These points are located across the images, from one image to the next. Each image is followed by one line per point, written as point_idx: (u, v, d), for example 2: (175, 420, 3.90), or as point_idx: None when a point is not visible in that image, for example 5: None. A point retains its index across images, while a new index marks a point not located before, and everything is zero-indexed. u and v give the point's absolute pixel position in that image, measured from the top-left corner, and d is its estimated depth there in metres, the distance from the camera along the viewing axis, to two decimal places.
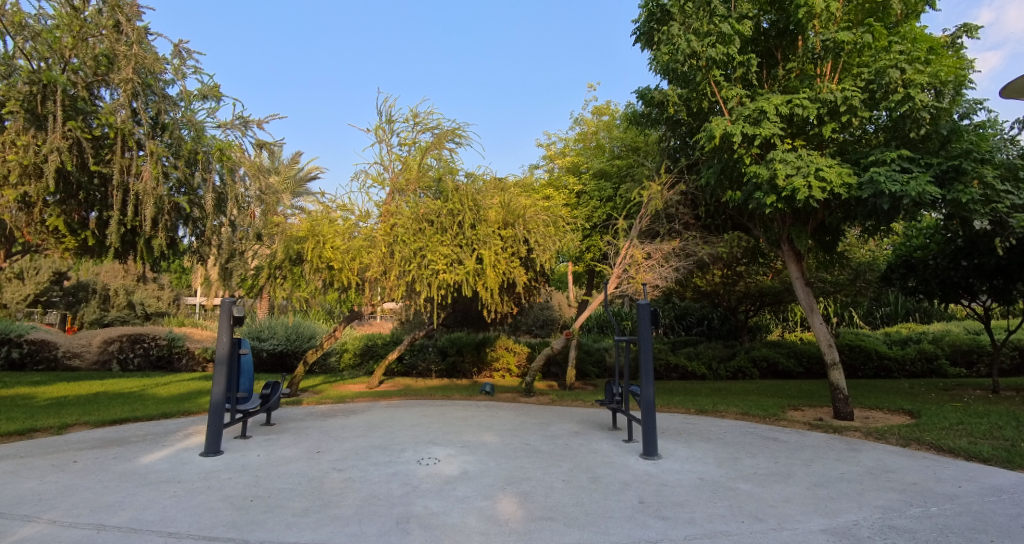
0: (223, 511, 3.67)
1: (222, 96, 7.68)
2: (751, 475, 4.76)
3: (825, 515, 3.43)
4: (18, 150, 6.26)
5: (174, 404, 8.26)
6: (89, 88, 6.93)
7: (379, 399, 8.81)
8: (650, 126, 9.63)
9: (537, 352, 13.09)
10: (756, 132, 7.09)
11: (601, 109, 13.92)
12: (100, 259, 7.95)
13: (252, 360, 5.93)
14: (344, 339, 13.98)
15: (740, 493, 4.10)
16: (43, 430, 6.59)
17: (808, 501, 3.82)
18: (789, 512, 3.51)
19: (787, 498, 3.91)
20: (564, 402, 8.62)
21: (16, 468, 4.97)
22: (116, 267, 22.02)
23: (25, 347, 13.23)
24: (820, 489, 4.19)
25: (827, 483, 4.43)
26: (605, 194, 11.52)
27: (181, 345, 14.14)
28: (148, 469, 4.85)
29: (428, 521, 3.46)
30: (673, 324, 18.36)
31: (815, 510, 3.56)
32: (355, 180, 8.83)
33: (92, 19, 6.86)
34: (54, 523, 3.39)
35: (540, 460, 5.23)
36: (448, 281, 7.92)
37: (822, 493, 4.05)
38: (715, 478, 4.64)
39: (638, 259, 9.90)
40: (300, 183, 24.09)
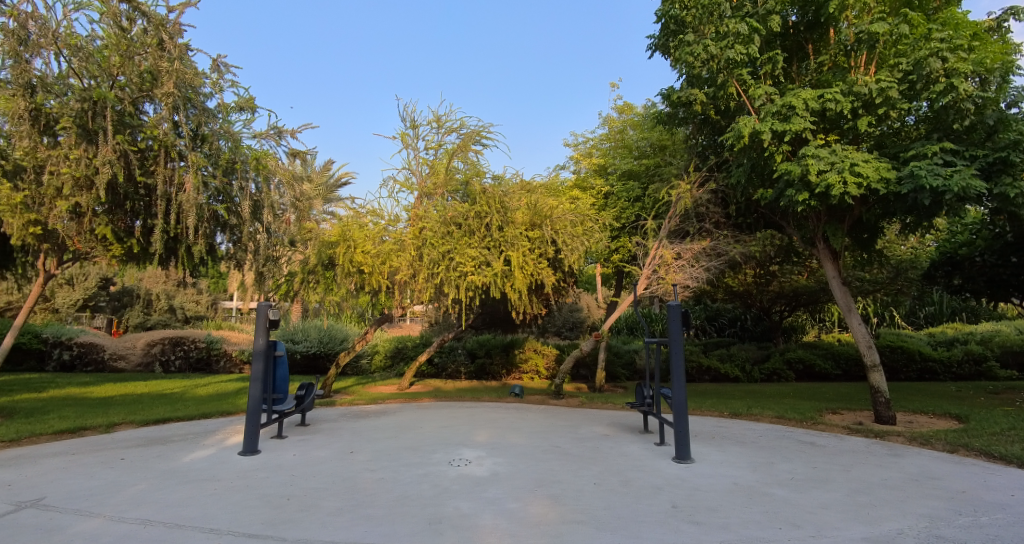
0: (260, 509, 3.77)
1: (257, 107, 7.87)
2: (788, 480, 4.61)
3: (866, 523, 3.29)
4: (72, 163, 6.54)
5: (213, 405, 8.52)
6: (135, 104, 7.11)
7: (410, 400, 8.93)
8: (677, 125, 9.42)
9: (566, 353, 13.00)
10: (786, 128, 6.87)
11: (625, 108, 13.78)
12: (144, 266, 8.23)
13: (288, 363, 6.02)
14: (375, 342, 14.21)
15: (775, 498, 3.98)
16: (92, 429, 6.92)
17: (848, 508, 3.67)
18: (828, 519, 3.38)
19: (825, 504, 3.77)
20: (593, 405, 8.52)
21: (68, 465, 5.23)
22: (159, 273, 23.03)
23: (75, 350, 13.84)
24: (860, 496, 4.02)
25: (868, 489, 4.26)
26: (634, 194, 11.42)
27: (219, 347, 14.60)
28: (188, 467, 5.03)
29: (460, 522, 3.47)
30: (704, 326, 18.04)
31: (855, 518, 3.41)
32: (383, 186, 8.93)
33: (138, 38, 7.01)
34: (104, 517, 3.56)
35: (570, 463, 5.19)
36: (476, 283, 7.94)
37: (862, 500, 3.90)
38: (750, 483, 4.50)
39: (668, 259, 9.73)
40: (331, 189, 24.73)
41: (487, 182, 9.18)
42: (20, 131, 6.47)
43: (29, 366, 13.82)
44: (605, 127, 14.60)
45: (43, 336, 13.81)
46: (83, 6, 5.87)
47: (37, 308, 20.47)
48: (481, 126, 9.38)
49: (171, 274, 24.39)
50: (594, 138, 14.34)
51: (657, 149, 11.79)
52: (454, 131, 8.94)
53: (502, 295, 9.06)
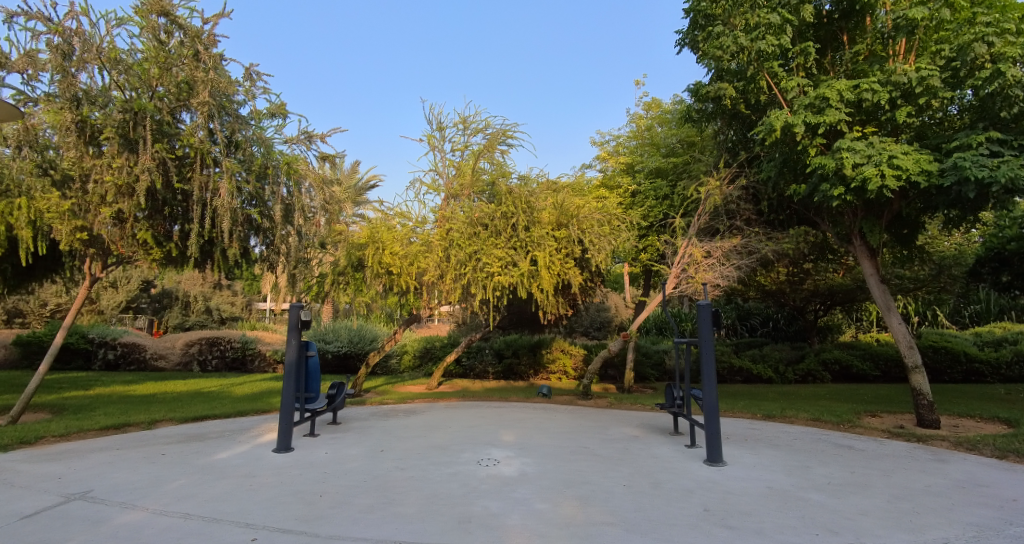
0: (294, 505, 3.85)
1: (288, 113, 8.06)
2: (825, 485, 4.45)
3: (910, 531, 3.14)
4: (115, 172, 6.83)
5: (248, 403, 8.77)
6: (173, 114, 7.36)
7: (438, 400, 9.00)
8: (706, 121, 9.23)
9: (594, 353, 12.91)
10: (819, 121, 6.64)
11: (652, 105, 13.59)
12: (183, 270, 8.53)
13: (320, 362, 6.14)
14: (403, 342, 14.40)
15: (812, 503, 3.85)
16: (135, 425, 7.22)
17: (889, 515, 3.51)
18: (869, 526, 3.24)
19: (865, 511, 3.62)
20: (622, 406, 8.42)
21: (113, 460, 5.46)
22: (196, 276, 23.88)
23: (118, 350, 14.44)
24: (902, 503, 3.85)
25: (911, 496, 4.07)
26: (661, 192, 11.25)
27: (253, 347, 15.05)
28: (226, 463, 5.18)
29: (488, 522, 3.46)
30: (735, 326, 17.64)
31: (897, 526, 3.26)
32: (410, 188, 8.98)
33: (175, 50, 7.20)
34: (147, 510, 3.70)
35: (599, 464, 5.14)
36: (502, 284, 7.95)
37: (905, 507, 3.73)
38: (785, 487, 4.36)
39: (698, 258, 9.52)
40: (360, 191, 25.17)
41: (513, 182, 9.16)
42: (67, 142, 6.73)
43: (77, 365, 14.50)
44: (632, 125, 14.44)
45: (90, 337, 14.47)
46: (124, 20, 6.07)
47: (84, 310, 21.44)
48: (507, 126, 9.36)
49: (207, 277, 25.27)
50: (620, 136, 14.18)
51: (686, 145, 11.59)
52: (480, 132, 8.97)
53: (529, 295, 9.04)
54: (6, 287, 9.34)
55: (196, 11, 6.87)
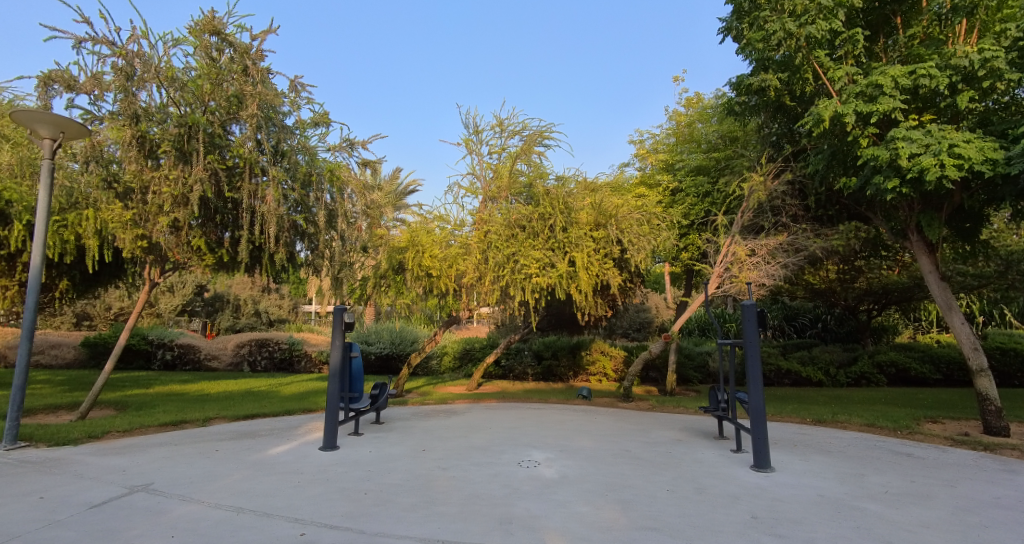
0: (340, 502, 3.96)
1: (331, 122, 8.30)
2: (882, 494, 4.22)
3: None
4: (171, 183, 7.21)
5: (295, 402, 9.10)
6: (224, 126, 7.64)
7: (478, 401, 9.07)
8: (750, 114, 8.90)
9: (634, 355, 12.74)
10: (872, 110, 6.30)
11: (692, 101, 13.29)
12: (234, 274, 8.94)
13: (363, 363, 6.30)
14: (444, 343, 14.61)
15: (868, 513, 3.65)
16: (191, 422, 7.61)
17: (955, 528, 3.29)
18: (933, 540, 3.04)
19: (927, 523, 3.41)
20: (664, 409, 8.25)
21: (172, 454, 5.78)
22: (245, 280, 25.00)
23: (175, 350, 15.29)
24: (969, 515, 3.60)
25: (978, 508, 3.80)
26: (702, 189, 10.97)
27: (300, 348, 15.62)
28: (275, 460, 5.39)
29: (529, 523, 3.46)
30: (782, 326, 16.96)
31: (965, 540, 3.05)
32: (449, 192, 9.13)
33: (226, 66, 7.49)
34: (204, 503, 3.90)
35: (641, 468, 5.05)
36: (541, 285, 7.95)
37: (972, 520, 3.49)
38: (839, 495, 4.16)
39: (741, 256, 9.25)
40: (400, 196, 25.69)
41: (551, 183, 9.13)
42: (129, 156, 7.14)
43: (138, 364, 15.40)
44: (672, 122, 14.14)
45: (149, 337, 15.35)
46: (179, 40, 6.38)
47: (145, 312, 22.79)
48: (543, 127, 9.36)
49: (255, 281, 26.39)
50: (659, 134, 13.91)
51: (728, 140, 11.28)
52: (517, 134, 9.00)
53: (567, 296, 9.00)
54: (76, 292, 10.04)
55: (246, 28, 7.16)
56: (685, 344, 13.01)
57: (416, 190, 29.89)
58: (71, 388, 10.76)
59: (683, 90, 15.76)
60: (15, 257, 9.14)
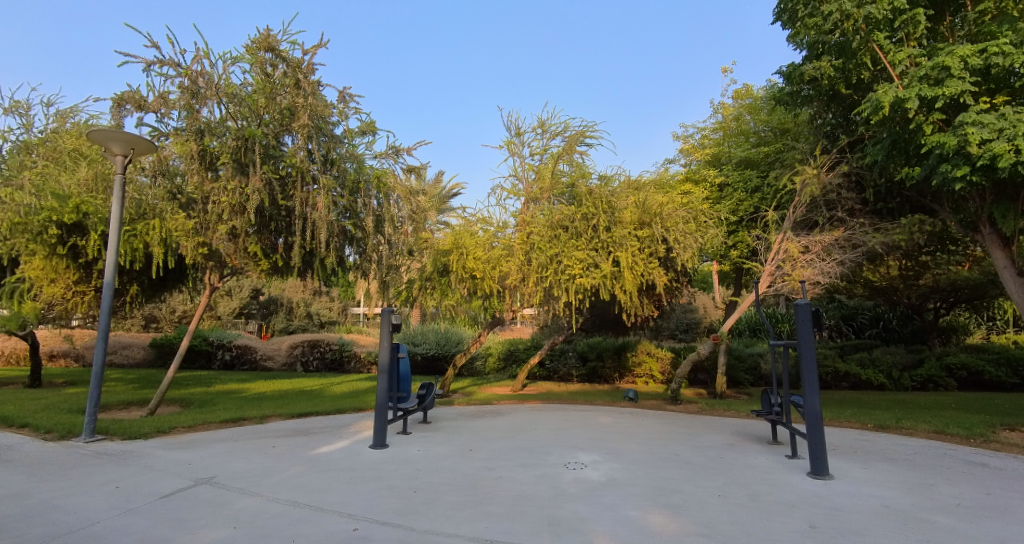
0: (390, 499, 4.08)
1: (377, 130, 8.55)
2: (954, 506, 3.94)
3: None
4: (230, 193, 7.62)
5: (345, 402, 9.43)
6: (277, 137, 8.01)
7: (522, 402, 9.12)
8: (800, 105, 8.79)
9: (683, 357, 12.46)
10: (937, 94, 5.90)
11: (741, 93, 12.88)
12: (288, 279, 9.36)
13: (409, 364, 6.46)
14: (488, 344, 14.76)
15: (940, 526, 3.42)
16: (250, 419, 8.02)
17: None
18: None
19: (1008, 539, 3.16)
20: (713, 412, 8.02)
21: (233, 450, 6.11)
22: (297, 284, 26.16)
23: (233, 351, 16.18)
24: None
25: None
26: (751, 184, 10.60)
27: (349, 349, 16.16)
28: (328, 457, 5.61)
29: (577, 525, 3.44)
30: (839, 326, 16.10)
31: None
32: (492, 195, 9.26)
33: (279, 80, 7.86)
34: (263, 497, 4.10)
35: (691, 472, 4.93)
36: (585, 286, 7.92)
37: None
38: (905, 506, 3.92)
39: (794, 254, 8.84)
40: (444, 199, 26.13)
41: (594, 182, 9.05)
42: (191, 168, 7.59)
43: (200, 364, 16.37)
44: (718, 115, 13.73)
45: (210, 339, 16.31)
46: (237, 58, 6.74)
47: (206, 314, 24.22)
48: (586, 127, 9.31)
49: (306, 285, 27.52)
50: (705, 128, 13.55)
51: (779, 132, 10.86)
52: (559, 135, 8.99)
53: (611, 297, 8.90)
54: (145, 297, 10.76)
55: (299, 43, 7.47)
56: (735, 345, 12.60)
57: (459, 194, 30.30)
58: (141, 386, 11.57)
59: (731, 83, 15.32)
60: (93, 264, 9.90)
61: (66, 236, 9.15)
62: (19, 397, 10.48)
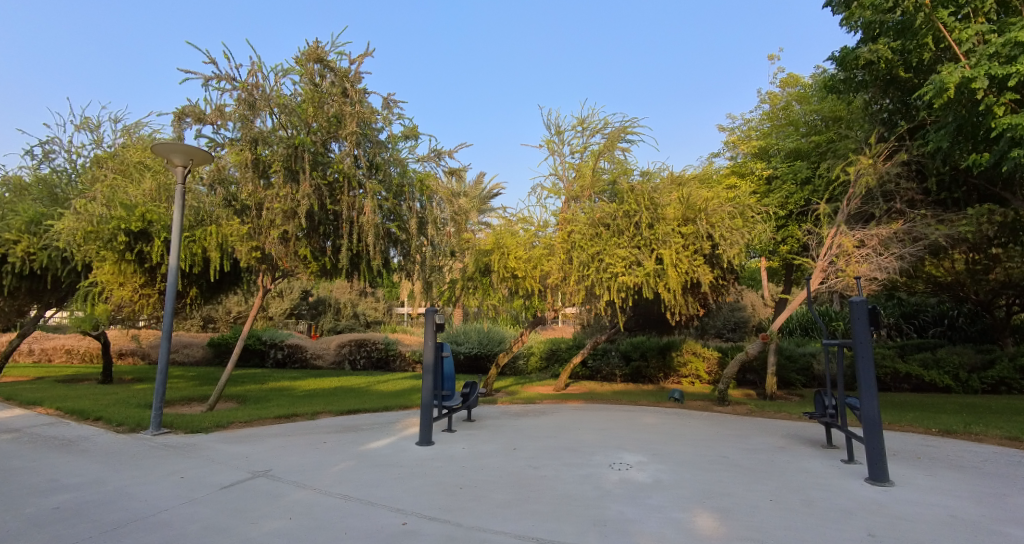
0: (437, 495, 4.18)
1: (420, 134, 8.75)
2: None
3: None
4: (282, 200, 7.99)
5: (391, 399, 9.69)
6: (324, 144, 8.32)
7: (565, 401, 9.12)
8: (855, 92, 8.43)
9: (730, 357, 12.10)
10: (1009, 71, 5.48)
11: (789, 80, 12.39)
12: (336, 280, 9.72)
13: (453, 363, 6.59)
14: (530, 343, 14.81)
15: (1018, 540, 3.19)
16: (302, 415, 8.39)
17: None
18: None
19: None
20: (763, 414, 7.77)
21: (287, 445, 6.41)
22: (344, 285, 27.11)
23: (285, 350, 16.95)
24: None
25: None
26: (801, 176, 10.20)
27: (394, 349, 16.57)
28: (377, 453, 5.80)
29: (624, 526, 3.43)
30: (899, 325, 15.24)
31: None
32: (534, 193, 9.34)
33: (326, 89, 8.15)
34: (317, 490, 4.29)
35: (740, 476, 4.81)
36: (627, 284, 7.82)
37: None
38: (976, 517, 3.68)
39: (849, 248, 8.41)
40: (484, 200, 26.38)
41: (636, 179, 8.95)
42: (246, 177, 7.99)
43: (255, 362, 17.24)
44: (765, 106, 13.26)
45: (263, 338, 17.15)
46: (288, 70, 7.06)
47: (259, 315, 25.47)
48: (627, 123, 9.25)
49: (351, 286, 28.45)
50: (751, 120, 13.12)
51: (831, 121, 10.38)
52: (599, 132, 8.94)
53: (655, 295, 8.77)
54: (203, 298, 11.42)
55: (346, 54, 7.75)
56: (786, 344, 12.17)
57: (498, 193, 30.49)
58: (201, 383, 12.31)
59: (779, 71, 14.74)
60: (157, 269, 10.57)
61: (133, 243, 9.83)
62: (94, 392, 11.35)
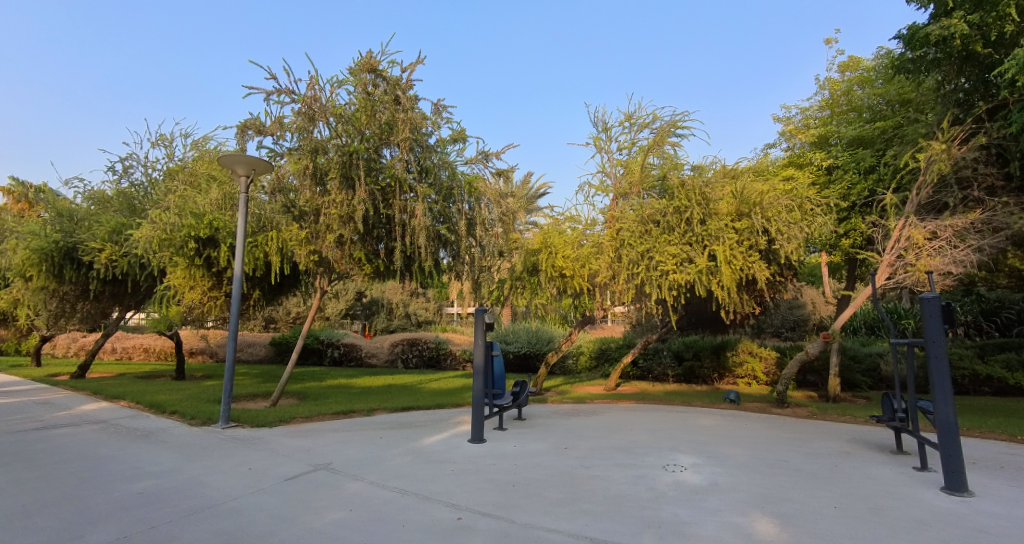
0: (491, 492, 4.27)
1: (467, 136, 8.90)
2: None
3: None
4: (338, 205, 8.35)
5: (443, 397, 9.92)
6: (376, 150, 8.62)
7: (616, 401, 9.02)
8: (927, 72, 7.87)
9: (789, 356, 11.54)
10: None
11: (851, 63, 11.70)
12: (389, 282, 10.08)
13: (503, 362, 6.68)
14: (579, 343, 14.74)
15: None
16: (358, 412, 8.75)
17: None
18: None
19: None
20: (826, 417, 7.39)
21: (346, 440, 6.71)
22: (396, 286, 27.95)
23: (342, 349, 17.73)
24: None
25: None
26: (865, 164, 9.60)
27: (445, 348, 16.93)
28: (431, 449, 5.98)
29: (679, 529, 3.38)
30: (978, 323, 14.07)
31: None
32: (581, 192, 9.31)
33: (377, 97, 8.44)
34: (375, 484, 4.48)
35: (802, 481, 4.61)
36: (679, 282, 7.64)
37: None
38: None
39: (919, 241, 7.76)
40: (531, 199, 26.45)
41: (687, 174, 8.74)
42: (304, 184, 8.41)
43: (313, 360, 18.13)
44: (823, 92, 12.58)
45: (321, 338, 18.00)
46: (343, 81, 7.38)
47: (316, 315, 26.74)
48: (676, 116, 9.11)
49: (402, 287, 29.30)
50: (809, 107, 12.49)
51: (899, 105, 9.72)
52: (647, 126, 8.79)
53: (708, 292, 8.54)
54: (265, 300, 12.11)
55: (398, 63, 8.01)
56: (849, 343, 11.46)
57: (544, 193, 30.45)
58: (265, 380, 13.06)
59: (840, 53, 13.91)
60: (223, 273, 11.27)
61: (202, 249, 10.56)
62: (170, 388, 12.30)
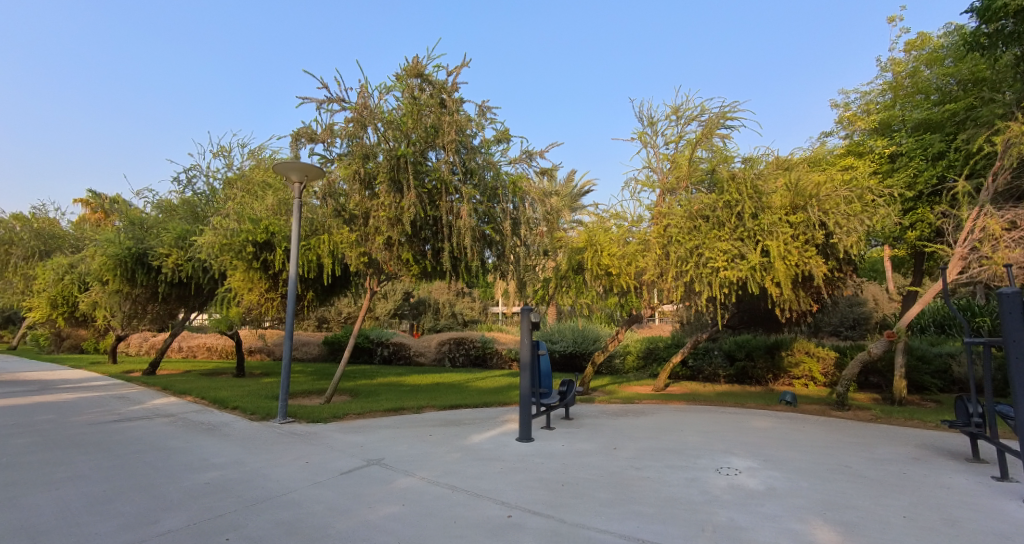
0: (540, 491, 4.31)
1: (511, 136, 8.96)
2: None
3: None
4: (387, 208, 8.61)
5: (489, 396, 10.05)
6: (422, 153, 8.83)
7: (665, 402, 8.85)
8: (1006, 47, 7.26)
9: (849, 356, 10.94)
10: None
11: (916, 42, 10.94)
12: (435, 282, 10.31)
13: (549, 361, 6.70)
14: (625, 342, 14.53)
15: None
16: (408, 409, 9.01)
17: None
18: None
19: None
20: (894, 421, 6.96)
21: (397, 436, 6.93)
22: (441, 286, 28.48)
23: (391, 348, 18.33)
24: None
25: None
26: (933, 150, 8.94)
27: (491, 347, 17.11)
28: (479, 447, 6.08)
29: (736, 534, 3.29)
30: None
31: None
32: (627, 188, 9.18)
33: (422, 101, 8.65)
34: (426, 480, 4.61)
35: (867, 488, 4.37)
36: (730, 278, 7.40)
37: None
38: None
39: (995, 231, 7.21)
40: (574, 197, 26.28)
41: (738, 166, 8.46)
42: (354, 189, 8.72)
43: (364, 358, 18.81)
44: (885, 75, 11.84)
45: (371, 337, 18.65)
46: (390, 87, 7.63)
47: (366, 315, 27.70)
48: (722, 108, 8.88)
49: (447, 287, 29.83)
50: (870, 92, 11.79)
51: (971, 84, 9.01)
52: (695, 119, 8.57)
53: (761, 290, 8.24)
54: (318, 301, 12.65)
55: (443, 67, 8.19)
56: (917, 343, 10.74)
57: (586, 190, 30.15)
58: (319, 378, 13.65)
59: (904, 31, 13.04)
60: (279, 275, 11.85)
61: (259, 253, 11.15)
62: (233, 384, 13.09)
